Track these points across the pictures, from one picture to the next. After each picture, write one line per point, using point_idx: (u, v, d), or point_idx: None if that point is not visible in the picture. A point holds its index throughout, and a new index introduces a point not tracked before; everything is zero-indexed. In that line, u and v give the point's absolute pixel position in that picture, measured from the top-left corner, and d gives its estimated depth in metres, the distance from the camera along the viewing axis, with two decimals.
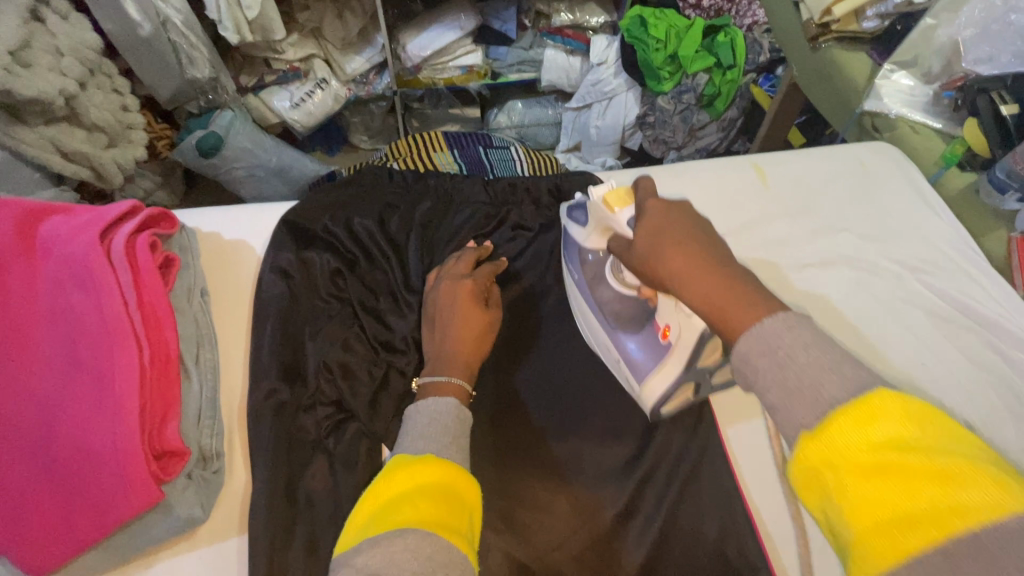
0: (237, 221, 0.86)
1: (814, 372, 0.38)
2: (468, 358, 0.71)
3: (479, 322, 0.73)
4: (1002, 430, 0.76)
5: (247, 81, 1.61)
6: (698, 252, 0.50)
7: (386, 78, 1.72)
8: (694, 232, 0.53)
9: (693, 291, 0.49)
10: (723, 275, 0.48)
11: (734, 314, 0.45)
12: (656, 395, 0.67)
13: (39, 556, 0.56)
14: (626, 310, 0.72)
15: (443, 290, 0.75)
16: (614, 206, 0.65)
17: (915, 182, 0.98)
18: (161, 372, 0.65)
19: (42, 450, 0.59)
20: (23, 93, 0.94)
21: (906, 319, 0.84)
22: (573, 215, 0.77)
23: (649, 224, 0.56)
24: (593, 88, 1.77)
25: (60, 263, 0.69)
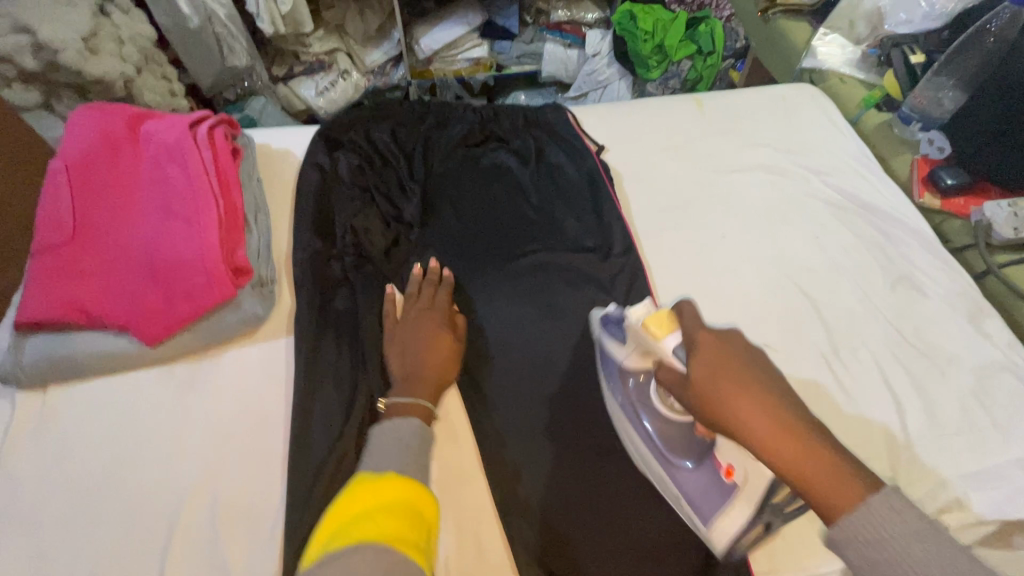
0: (282, 135, 1.11)
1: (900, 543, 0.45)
2: (431, 381, 0.78)
3: (445, 337, 0.83)
4: (876, 282, 0.93)
5: (279, 71, 1.87)
6: (758, 398, 0.54)
7: (401, 70, 1.97)
8: (746, 370, 0.56)
9: (759, 432, 0.52)
10: (825, 457, 0.50)
11: (816, 482, 0.50)
12: (726, 535, 0.66)
13: (149, 328, 0.79)
14: (669, 435, 0.72)
15: (412, 323, 0.84)
16: (657, 334, 0.66)
17: (827, 112, 1.20)
18: (232, 220, 0.90)
19: (151, 261, 0.83)
20: (92, 73, 1.25)
21: (808, 207, 1.04)
22: (609, 328, 0.81)
23: (699, 361, 0.58)
24: (588, 77, 2.00)
25: (156, 146, 0.93)
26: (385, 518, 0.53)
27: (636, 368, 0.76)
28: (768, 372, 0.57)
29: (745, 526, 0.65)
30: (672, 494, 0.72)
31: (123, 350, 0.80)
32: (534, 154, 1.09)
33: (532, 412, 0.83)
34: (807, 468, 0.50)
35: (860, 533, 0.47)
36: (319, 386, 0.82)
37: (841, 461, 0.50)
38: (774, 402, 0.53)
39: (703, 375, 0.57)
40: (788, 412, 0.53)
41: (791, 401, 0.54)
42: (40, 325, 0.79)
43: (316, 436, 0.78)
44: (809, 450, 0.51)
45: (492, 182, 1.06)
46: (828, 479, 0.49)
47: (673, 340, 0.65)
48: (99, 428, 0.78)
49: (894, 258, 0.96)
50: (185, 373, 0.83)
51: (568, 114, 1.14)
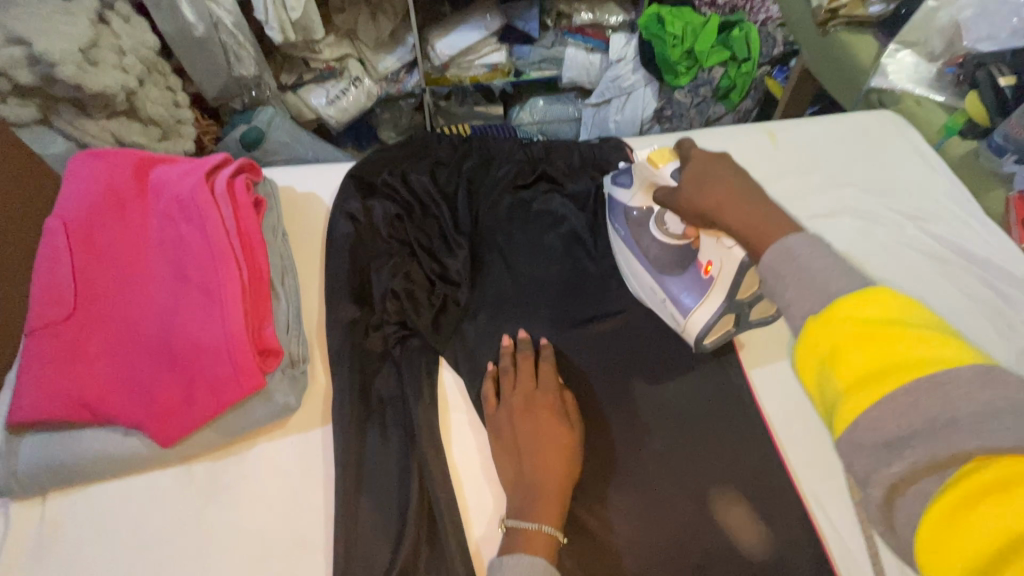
0: (307, 177, 0.98)
1: (826, 273, 0.41)
2: (560, 491, 0.67)
3: (565, 437, 0.70)
4: (993, 354, 0.82)
5: (287, 79, 1.72)
6: (733, 187, 0.61)
7: (415, 77, 1.82)
8: (748, 190, 0.60)
9: (737, 221, 0.58)
10: (748, 203, 0.58)
11: (755, 229, 0.55)
12: (701, 325, 0.73)
13: (165, 430, 0.68)
14: (670, 261, 0.76)
15: (518, 417, 0.72)
16: (657, 163, 0.73)
17: (916, 144, 1.07)
18: (257, 289, 0.78)
19: (166, 345, 0.71)
20: (92, 88, 1.12)
21: (907, 261, 0.92)
22: (618, 180, 0.85)
23: (693, 171, 0.66)
24: (612, 83, 1.85)
25: (169, 200, 0.81)
26: None
27: (640, 205, 0.80)
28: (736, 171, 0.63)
29: (719, 310, 0.71)
30: (671, 312, 0.76)
31: (135, 452, 0.69)
32: (589, 197, 0.97)
33: (614, 518, 0.71)
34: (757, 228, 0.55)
35: (784, 252, 0.46)
36: (365, 489, 0.70)
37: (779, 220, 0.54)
38: (733, 187, 0.61)
39: (696, 195, 0.64)
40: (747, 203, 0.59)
41: (756, 198, 0.58)
42: (37, 424, 0.67)
43: (365, 554, 0.67)
44: (745, 203, 0.58)
45: (549, 231, 0.94)
46: (767, 229, 0.54)
47: (671, 172, 0.71)
48: (107, 546, 0.67)
49: (1013, 324, 0.85)
50: (207, 474, 0.71)
51: (627, 150, 1.01)
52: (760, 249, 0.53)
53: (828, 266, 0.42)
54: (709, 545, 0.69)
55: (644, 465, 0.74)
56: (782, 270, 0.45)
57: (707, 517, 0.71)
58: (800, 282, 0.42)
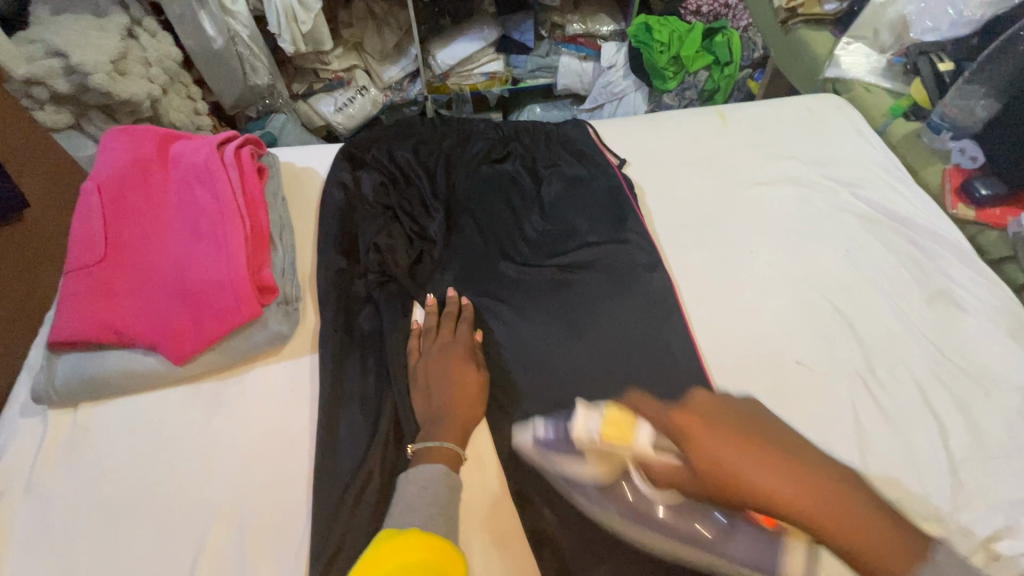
0: (306, 156, 1.12)
1: (903, 564, 0.50)
2: (463, 420, 0.79)
3: (471, 380, 0.82)
4: (910, 298, 0.92)
5: (299, 88, 1.88)
6: (749, 449, 0.54)
7: (417, 86, 1.98)
8: (742, 430, 0.56)
9: (773, 485, 0.52)
10: (848, 500, 0.52)
11: (813, 506, 0.51)
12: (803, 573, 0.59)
13: (176, 349, 0.80)
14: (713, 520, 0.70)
15: (433, 361, 0.83)
16: (625, 439, 0.63)
17: (854, 123, 1.18)
18: (258, 239, 0.91)
19: (179, 281, 0.84)
20: (120, 95, 1.29)
21: (838, 222, 1.02)
22: (550, 449, 0.71)
23: (695, 445, 0.57)
24: (604, 89, 2.00)
25: (185, 167, 0.95)
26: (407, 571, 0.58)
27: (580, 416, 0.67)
28: (752, 416, 0.60)
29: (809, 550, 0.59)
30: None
31: (151, 368, 0.81)
32: (552, 169, 1.09)
33: None
34: (823, 518, 0.51)
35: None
36: (344, 406, 0.82)
37: (864, 501, 0.52)
38: (794, 461, 0.54)
39: (710, 455, 0.55)
40: (768, 455, 0.54)
41: (787, 450, 0.55)
42: (72, 345, 0.80)
43: (342, 455, 0.78)
44: (842, 498, 0.52)
45: (519, 197, 1.06)
46: (842, 523, 0.51)
47: (646, 431, 0.63)
48: (126, 447, 0.78)
49: (929, 273, 0.95)
50: (213, 391, 0.83)
51: (589, 129, 1.14)
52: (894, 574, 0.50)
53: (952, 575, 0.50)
54: None
55: (591, 388, 0.83)
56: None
57: None
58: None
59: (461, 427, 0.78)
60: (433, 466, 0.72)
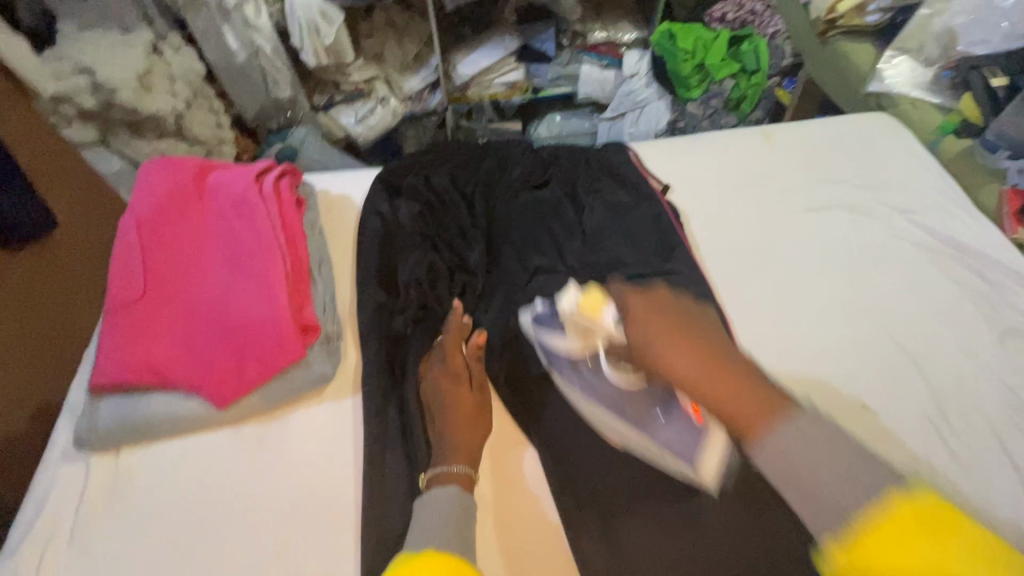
0: (341, 182, 1.10)
1: (836, 485, 0.46)
2: (471, 441, 0.77)
3: (473, 398, 0.81)
4: (976, 332, 0.88)
5: (320, 100, 1.85)
6: (692, 343, 0.59)
7: (438, 97, 1.92)
8: (687, 323, 0.62)
9: (678, 367, 0.58)
10: (744, 389, 0.54)
11: (714, 391, 0.55)
12: (715, 472, 0.71)
13: (220, 392, 0.78)
14: (634, 404, 0.76)
15: (434, 378, 0.82)
16: (594, 312, 0.80)
17: (905, 143, 1.13)
18: (299, 274, 0.89)
19: (222, 320, 0.82)
20: (146, 109, 1.30)
21: (895, 250, 0.98)
22: (543, 327, 0.85)
23: (639, 318, 0.65)
24: (626, 98, 1.94)
25: (224, 200, 0.93)
26: None
27: (576, 350, 0.81)
28: (711, 323, 0.64)
29: (727, 456, 0.70)
30: (658, 459, 0.75)
31: (194, 412, 0.79)
32: (594, 195, 1.06)
33: (617, 478, 0.78)
34: (724, 396, 0.55)
35: (777, 449, 0.50)
36: (390, 448, 0.80)
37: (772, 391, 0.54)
38: (699, 345, 0.59)
39: (640, 333, 0.64)
40: (697, 341, 0.60)
41: (714, 342, 0.60)
42: (115, 388, 0.79)
43: (389, 504, 0.75)
44: (743, 384, 0.55)
45: (561, 225, 1.03)
46: (741, 397, 0.54)
47: (611, 316, 0.78)
48: (171, 494, 0.76)
49: (998, 307, 0.90)
50: (256, 434, 0.81)
51: (629, 153, 1.11)
52: (757, 433, 0.52)
53: (823, 463, 0.48)
54: (704, 501, 0.75)
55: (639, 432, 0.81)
56: (782, 475, 0.49)
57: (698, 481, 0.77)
58: (817, 507, 0.47)
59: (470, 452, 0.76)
60: (449, 489, 0.71)
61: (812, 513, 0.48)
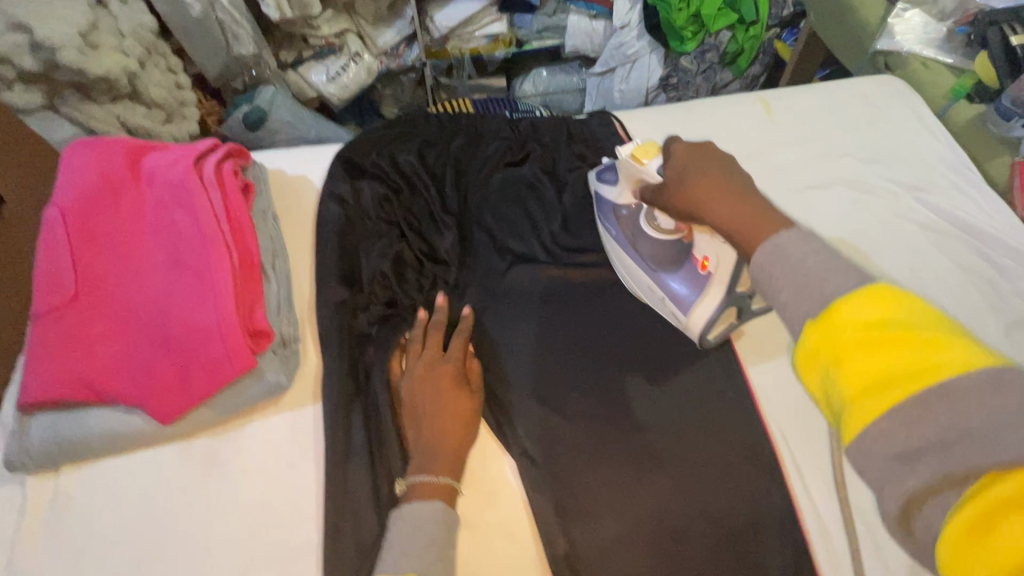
0: (299, 161, 1.00)
1: (821, 271, 0.41)
2: (457, 446, 0.71)
3: (465, 400, 0.74)
4: (983, 324, 0.82)
5: (287, 57, 1.66)
6: (722, 184, 0.59)
7: (416, 52, 1.75)
8: (721, 167, 0.61)
9: (717, 209, 0.58)
10: (766, 211, 0.53)
11: (738, 224, 0.54)
12: (705, 322, 0.74)
13: (162, 408, 0.71)
14: (662, 254, 0.77)
15: (419, 380, 0.75)
16: (643, 159, 0.72)
17: (916, 110, 1.04)
18: (248, 272, 0.80)
19: (162, 327, 0.74)
20: (93, 72, 1.06)
21: (900, 232, 0.91)
22: (602, 178, 0.86)
23: (677, 168, 0.65)
24: (616, 51, 1.76)
25: (161, 186, 0.83)
26: None
27: (627, 201, 0.81)
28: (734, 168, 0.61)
29: (721, 308, 0.73)
30: (667, 311, 0.78)
31: (136, 428, 0.72)
32: (576, 173, 0.97)
33: (601, 490, 0.73)
34: (739, 222, 0.54)
35: (777, 252, 0.45)
36: (354, 461, 0.74)
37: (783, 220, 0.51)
38: (726, 188, 0.58)
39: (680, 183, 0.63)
40: (726, 188, 0.59)
41: (743, 186, 0.59)
42: (45, 405, 0.71)
43: (354, 523, 0.70)
44: (743, 212, 0.54)
45: (540, 208, 0.94)
46: (760, 223, 0.51)
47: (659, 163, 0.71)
48: (117, 517, 0.71)
49: (1005, 297, 0.84)
50: (206, 449, 0.75)
51: (615, 126, 1.00)
52: (761, 244, 0.50)
53: (812, 257, 0.43)
54: (688, 511, 0.71)
55: (621, 436, 0.76)
56: (773, 270, 0.45)
57: (680, 490, 0.72)
58: (795, 289, 0.42)
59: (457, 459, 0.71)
60: (431, 504, 0.65)
61: (814, 316, 0.40)
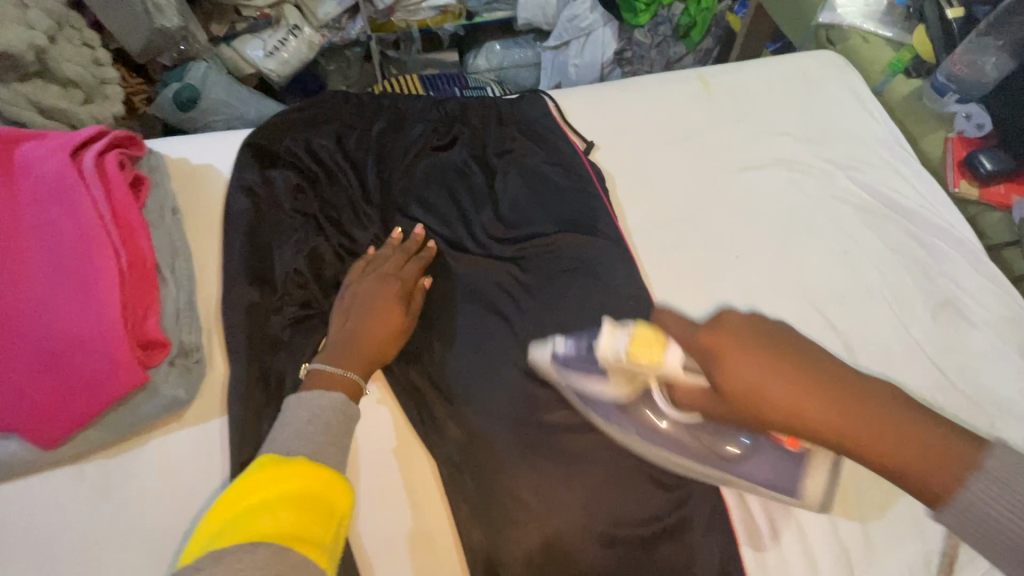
0: (205, 148, 0.91)
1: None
2: (374, 356, 0.71)
3: (398, 317, 0.74)
4: (912, 306, 0.82)
5: (219, 30, 1.48)
6: (800, 374, 0.48)
7: (359, 24, 1.57)
8: (771, 344, 0.49)
9: (813, 412, 0.46)
10: (889, 413, 0.46)
11: (865, 441, 0.46)
12: (819, 491, 0.66)
13: (41, 433, 0.64)
14: (701, 436, 0.67)
15: (364, 289, 0.76)
16: (655, 359, 0.58)
17: (854, 86, 1.02)
18: (140, 275, 0.72)
19: (36, 341, 0.66)
20: None
21: (833, 212, 0.89)
22: (568, 371, 0.71)
23: (723, 352, 0.50)
24: (569, 23, 1.64)
25: (35, 181, 0.74)
26: (283, 510, 0.47)
27: (624, 394, 0.68)
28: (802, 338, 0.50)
29: (829, 474, 0.65)
30: (743, 486, 0.69)
31: (12, 455, 0.65)
32: (507, 158, 0.91)
33: (531, 497, 0.69)
34: (860, 436, 0.46)
35: (971, 508, 0.44)
36: None
37: (911, 418, 0.46)
38: (815, 378, 0.47)
39: (733, 379, 0.49)
40: (822, 385, 0.47)
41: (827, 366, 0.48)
42: None
43: None
44: (876, 419, 0.46)
45: (469, 196, 0.89)
46: (888, 438, 0.45)
47: (675, 352, 0.57)
48: None
49: (932, 278, 0.84)
50: (100, 472, 0.68)
51: (549, 107, 0.95)
52: (943, 494, 0.45)
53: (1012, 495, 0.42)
54: (617, 512, 0.69)
55: (551, 438, 0.73)
56: (969, 508, 0.44)
57: (608, 490, 0.70)
58: (982, 534, 0.44)
59: (371, 349, 0.71)
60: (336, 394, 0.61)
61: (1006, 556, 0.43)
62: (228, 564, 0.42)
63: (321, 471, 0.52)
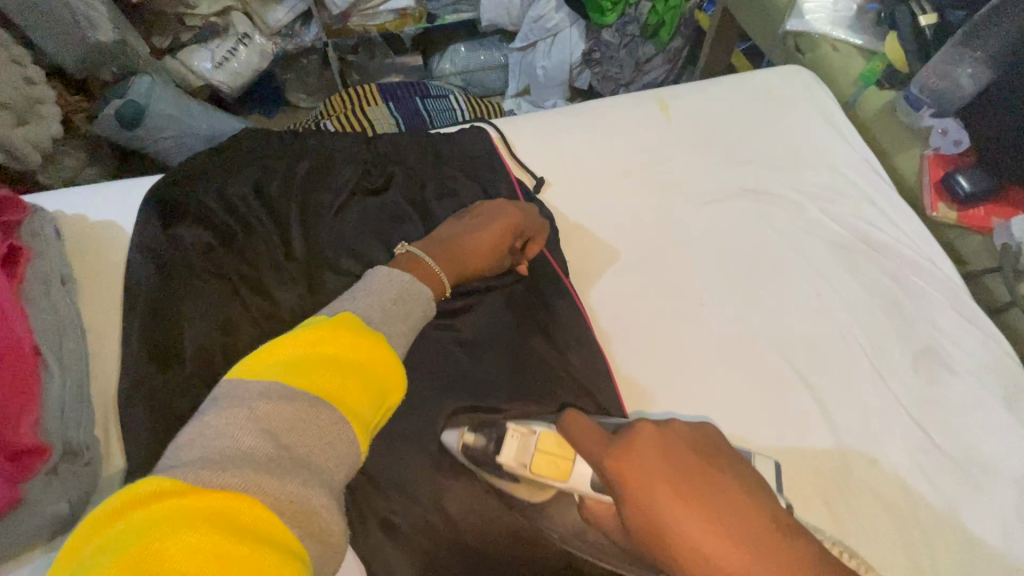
0: (107, 203, 0.82)
1: None
2: (470, 264, 0.71)
3: (494, 233, 0.72)
4: (889, 353, 0.75)
5: (162, 42, 1.30)
6: (709, 505, 0.44)
7: (314, 31, 1.43)
8: (679, 459, 0.47)
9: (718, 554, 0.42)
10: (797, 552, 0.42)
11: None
12: None
13: None
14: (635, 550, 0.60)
15: (489, 209, 0.75)
16: (563, 468, 0.57)
17: (823, 104, 0.95)
18: (14, 365, 0.61)
19: None
20: None
21: (803, 248, 0.82)
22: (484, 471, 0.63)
23: (624, 467, 0.47)
24: (534, 24, 1.50)
25: None
26: (334, 373, 0.43)
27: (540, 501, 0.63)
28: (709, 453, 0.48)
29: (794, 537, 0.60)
30: None
31: None
32: (447, 200, 0.83)
33: None
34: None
35: None
36: None
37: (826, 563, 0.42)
38: (722, 512, 0.43)
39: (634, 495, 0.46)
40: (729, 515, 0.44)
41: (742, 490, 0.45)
42: None
43: None
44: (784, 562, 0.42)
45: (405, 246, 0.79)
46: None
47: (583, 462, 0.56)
48: None
49: (911, 321, 0.78)
50: None
51: (493, 139, 0.87)
52: None
53: None
54: None
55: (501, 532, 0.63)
56: None
57: None
58: None
59: (454, 258, 0.69)
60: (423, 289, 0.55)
61: None
62: (204, 450, 0.37)
63: (380, 350, 0.46)
